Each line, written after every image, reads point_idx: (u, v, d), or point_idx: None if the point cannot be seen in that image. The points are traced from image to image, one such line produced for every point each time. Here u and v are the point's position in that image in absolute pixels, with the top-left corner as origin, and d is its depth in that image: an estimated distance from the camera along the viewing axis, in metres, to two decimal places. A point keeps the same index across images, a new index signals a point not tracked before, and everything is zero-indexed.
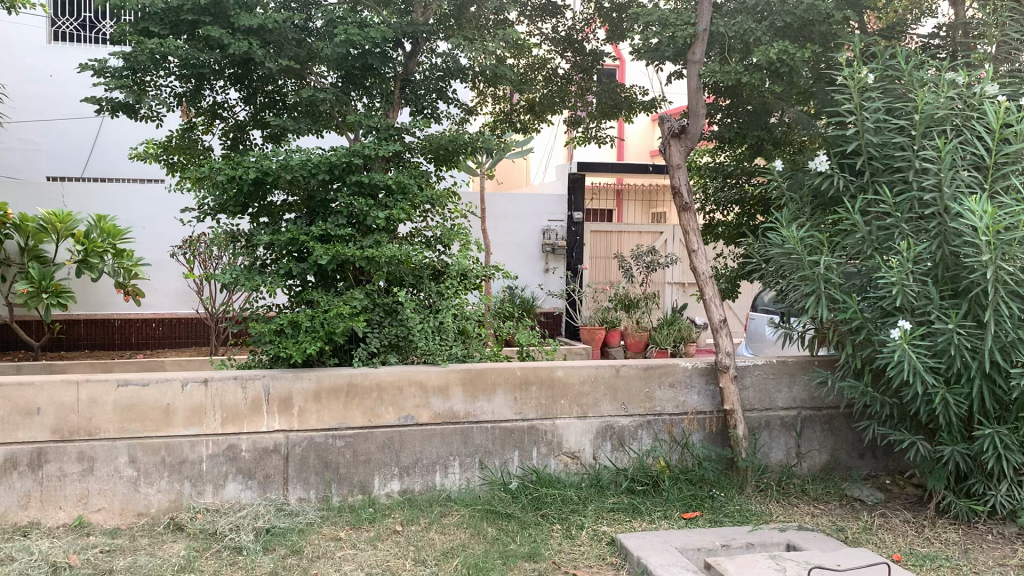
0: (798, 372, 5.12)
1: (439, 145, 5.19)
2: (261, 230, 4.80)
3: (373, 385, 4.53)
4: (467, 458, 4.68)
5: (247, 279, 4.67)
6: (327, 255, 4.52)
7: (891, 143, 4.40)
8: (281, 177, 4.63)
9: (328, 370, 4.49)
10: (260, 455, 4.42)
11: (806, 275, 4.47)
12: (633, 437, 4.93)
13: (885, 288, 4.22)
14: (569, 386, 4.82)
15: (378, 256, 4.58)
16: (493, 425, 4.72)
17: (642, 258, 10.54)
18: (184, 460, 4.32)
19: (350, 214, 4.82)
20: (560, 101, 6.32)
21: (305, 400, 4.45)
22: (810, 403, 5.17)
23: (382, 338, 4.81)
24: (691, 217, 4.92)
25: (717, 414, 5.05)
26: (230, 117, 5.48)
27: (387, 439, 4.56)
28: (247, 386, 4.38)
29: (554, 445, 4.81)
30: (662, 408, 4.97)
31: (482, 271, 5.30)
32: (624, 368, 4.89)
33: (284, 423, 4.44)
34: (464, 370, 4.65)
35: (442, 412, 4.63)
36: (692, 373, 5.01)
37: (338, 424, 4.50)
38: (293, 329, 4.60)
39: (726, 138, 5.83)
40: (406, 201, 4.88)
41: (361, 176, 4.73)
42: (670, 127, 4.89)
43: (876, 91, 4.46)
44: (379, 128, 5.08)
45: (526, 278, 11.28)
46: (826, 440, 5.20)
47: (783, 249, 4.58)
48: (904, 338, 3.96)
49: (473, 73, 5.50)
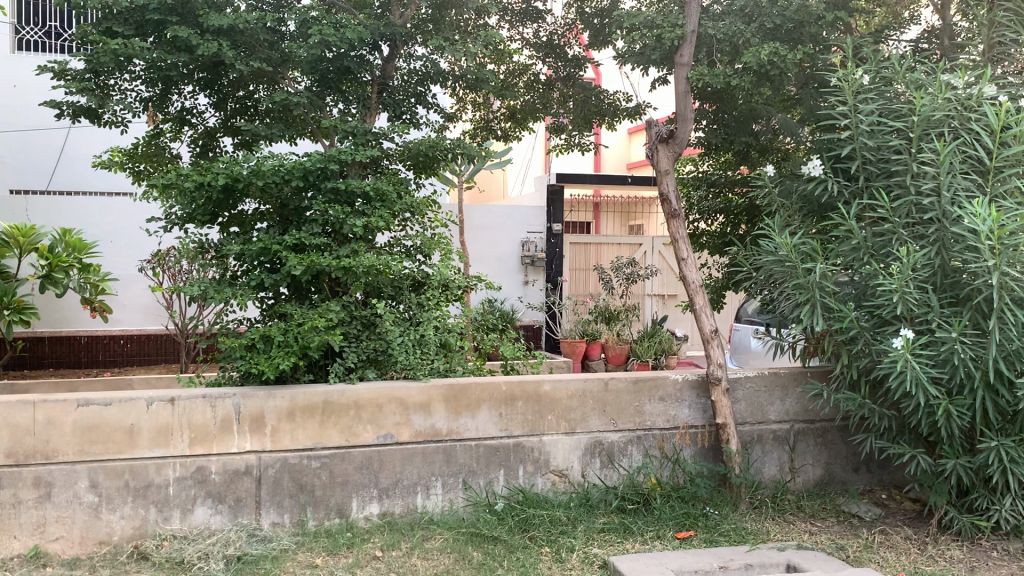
0: (790, 385, 4.97)
1: (418, 151, 5.00)
2: (231, 240, 4.57)
3: (351, 403, 4.31)
4: (450, 477, 4.46)
5: (216, 291, 4.43)
6: (301, 265, 4.29)
7: (886, 147, 4.27)
8: (252, 184, 4.40)
9: (303, 388, 4.26)
10: (230, 478, 4.17)
11: (801, 283, 4.31)
12: (622, 454, 4.74)
13: (884, 297, 4.08)
14: (556, 401, 4.62)
15: (355, 267, 4.36)
16: (477, 443, 4.50)
17: (623, 269, 10.38)
18: (149, 484, 4.06)
19: (325, 224, 4.61)
20: (542, 107, 6.16)
21: (278, 419, 4.22)
22: (803, 416, 5.01)
23: (359, 353, 4.57)
24: (680, 224, 4.73)
25: (709, 428, 4.88)
26: (201, 123, 5.27)
27: (365, 459, 4.33)
28: (216, 404, 4.15)
29: (541, 463, 4.61)
30: (652, 423, 4.79)
31: (464, 282, 5.12)
32: (612, 382, 4.70)
33: (256, 444, 4.20)
34: (447, 386, 4.44)
35: (424, 431, 4.42)
36: (683, 386, 4.84)
37: (313, 444, 4.26)
38: (265, 344, 4.37)
39: (713, 144, 5.69)
40: (385, 209, 4.68)
41: (337, 184, 4.52)
42: (658, 131, 4.71)
43: (870, 93, 4.33)
44: (355, 133, 4.89)
45: (506, 290, 11.12)
46: (820, 455, 5.03)
47: (776, 256, 4.42)
48: (906, 348, 3.81)
49: (453, 77, 5.33)
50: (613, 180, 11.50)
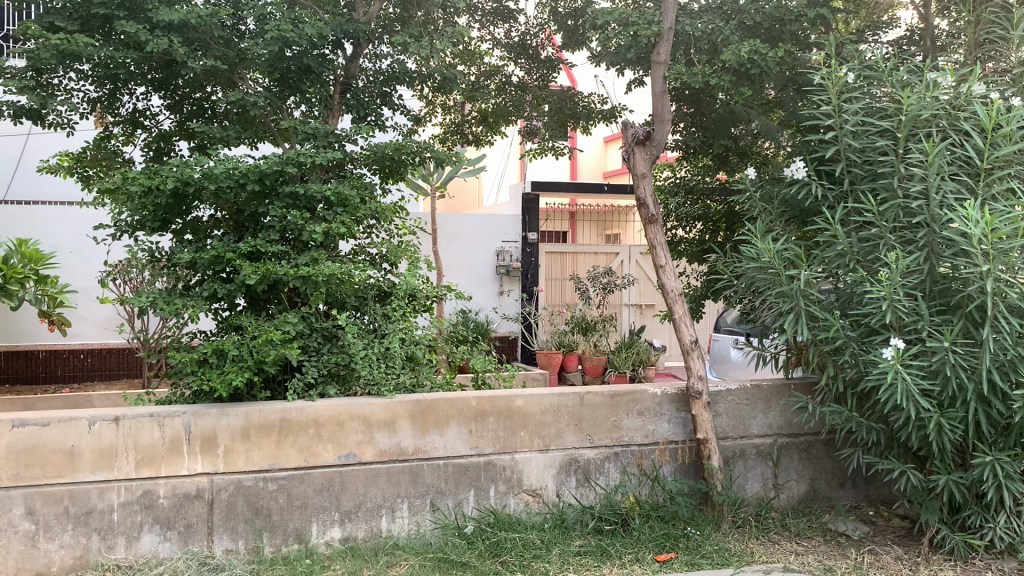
0: (773, 397, 4.77)
1: (383, 154, 4.76)
2: (182, 248, 4.30)
3: (310, 420, 4.05)
4: (417, 499, 4.20)
5: (166, 302, 4.16)
6: (256, 274, 4.03)
7: (872, 148, 4.09)
8: (204, 188, 4.14)
9: (258, 406, 4.00)
10: (180, 503, 3.89)
11: (785, 290, 4.11)
12: (599, 471, 4.50)
13: (872, 305, 3.88)
14: (529, 417, 4.38)
15: (314, 275, 4.11)
16: (446, 462, 4.25)
17: (600, 279, 10.17)
18: (91, 511, 3.77)
19: (284, 231, 4.36)
20: (514, 110, 5.95)
21: (231, 438, 3.95)
22: (786, 430, 4.81)
23: (320, 367, 4.31)
24: (658, 230, 4.51)
25: (689, 444, 4.65)
26: (155, 126, 5.04)
27: (326, 481, 4.07)
28: (165, 423, 3.87)
29: (513, 483, 4.36)
30: (630, 439, 4.56)
31: (432, 291, 4.90)
32: (588, 396, 4.48)
33: (208, 466, 3.92)
34: (413, 403, 4.20)
35: (389, 449, 4.16)
36: (662, 399, 4.61)
37: (269, 465, 4.00)
38: (218, 358, 4.10)
39: (692, 148, 5.50)
40: (348, 215, 4.44)
41: (296, 188, 4.28)
42: (634, 133, 4.47)
43: (855, 92, 4.15)
44: (315, 135, 4.62)
45: (479, 301, 10.88)
46: (804, 470, 4.84)
47: (758, 263, 4.22)
48: (897, 358, 3.62)
49: (421, 77, 5.10)
50: (589, 188, 11.29)
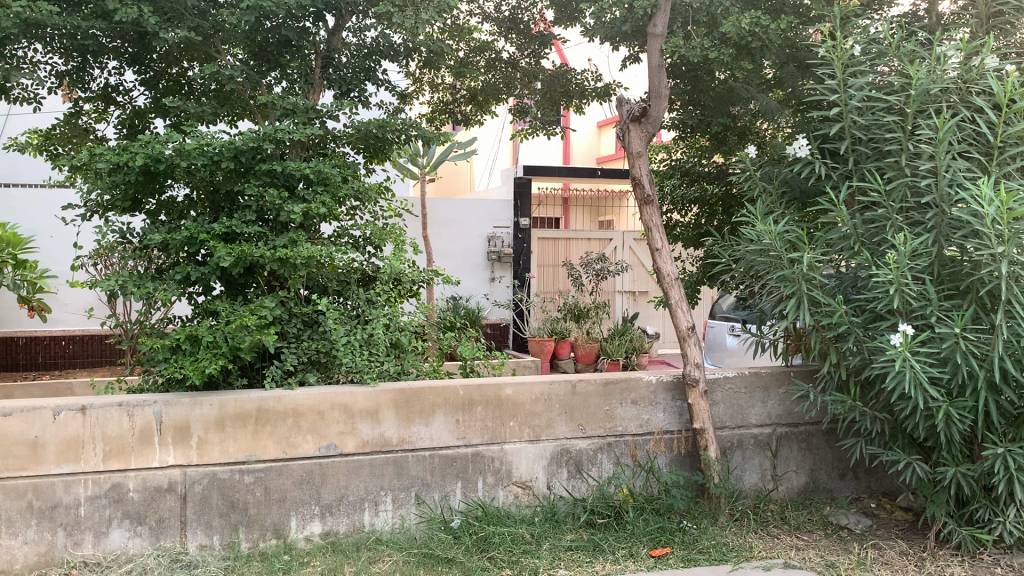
0: (771, 385, 4.59)
1: (367, 131, 4.56)
2: (155, 228, 4.09)
3: (288, 410, 3.85)
4: (401, 492, 4.02)
5: (137, 285, 3.95)
6: (231, 256, 3.82)
7: (879, 125, 3.90)
8: (177, 165, 3.94)
9: (234, 395, 3.80)
10: (152, 496, 3.70)
11: (786, 273, 3.93)
12: (592, 462, 4.32)
13: (878, 289, 3.70)
14: (518, 406, 4.20)
15: (292, 257, 3.90)
16: (431, 453, 4.07)
17: (592, 265, 9.98)
18: (56, 505, 3.58)
19: (261, 211, 4.16)
20: (505, 88, 5.73)
21: (205, 429, 3.76)
22: (785, 420, 4.63)
23: (299, 355, 4.11)
24: (654, 211, 4.32)
25: (686, 434, 4.47)
26: (128, 103, 4.82)
27: (305, 473, 3.88)
28: (134, 413, 3.67)
29: (502, 474, 4.18)
30: (624, 429, 4.37)
31: (418, 276, 4.70)
32: (581, 385, 4.28)
33: (181, 457, 3.73)
34: (397, 392, 4.01)
35: (371, 440, 3.97)
36: (657, 388, 4.43)
37: (245, 457, 3.80)
38: (191, 345, 3.90)
39: (688, 128, 5.31)
40: (328, 194, 4.23)
41: (274, 166, 4.08)
42: (629, 109, 4.26)
43: (861, 66, 3.96)
44: (295, 111, 4.41)
45: (470, 287, 10.69)
46: (804, 461, 4.67)
47: (759, 246, 4.03)
48: (906, 345, 3.43)
49: (407, 51, 4.89)
50: (583, 173, 11.07)
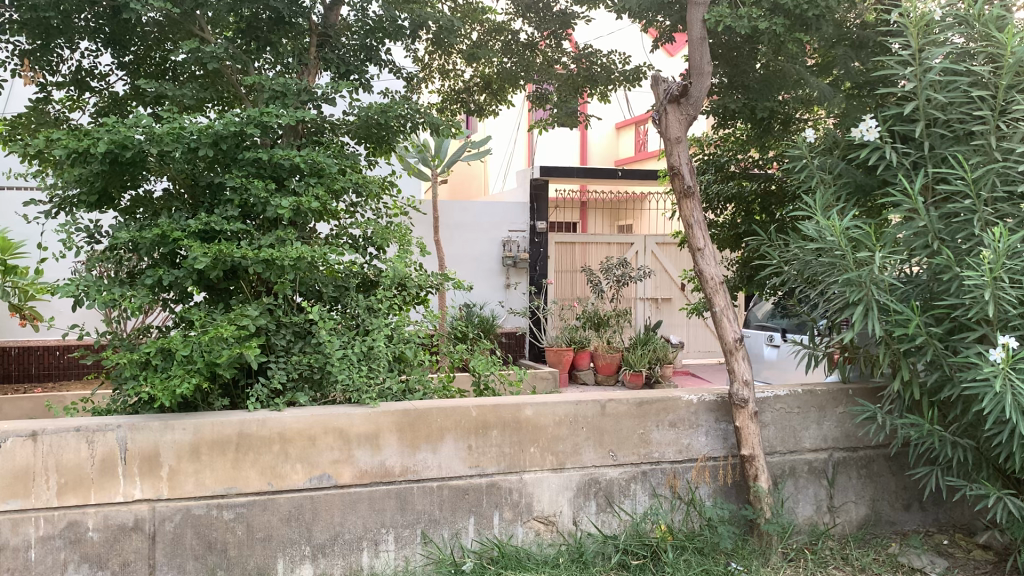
0: (828, 405, 4.04)
1: (368, 118, 4.06)
2: (126, 226, 3.58)
3: (274, 435, 3.33)
4: (404, 530, 3.48)
5: (102, 291, 3.42)
6: (207, 256, 3.29)
7: (961, 102, 3.35)
8: (148, 152, 3.43)
9: (211, 417, 3.28)
10: (114, 536, 3.17)
11: (852, 276, 3.36)
12: (624, 493, 3.77)
13: (967, 294, 3.14)
14: (540, 430, 3.65)
15: (278, 258, 3.38)
16: (439, 484, 3.52)
17: (613, 270, 9.44)
18: (2, 548, 3.06)
19: (244, 207, 3.66)
20: (523, 75, 5.21)
21: (177, 457, 3.24)
22: (843, 443, 4.07)
23: (288, 371, 3.57)
24: (695, 205, 3.77)
25: (732, 461, 3.91)
26: (105, 88, 4.35)
27: (294, 509, 3.35)
28: (94, 439, 3.15)
29: (522, 508, 3.63)
30: (661, 455, 3.82)
31: (425, 280, 4.19)
32: (611, 405, 3.74)
33: (149, 491, 3.21)
34: (401, 413, 3.48)
35: (370, 470, 3.43)
36: (699, 408, 3.88)
37: (224, 491, 3.28)
38: (164, 360, 3.38)
39: (728, 114, 4.76)
40: (322, 187, 3.73)
41: (258, 154, 3.56)
42: (666, 89, 3.72)
43: (941, 35, 3.41)
44: (286, 94, 3.88)
45: (484, 294, 10.16)
46: (864, 490, 4.10)
47: (820, 244, 3.48)
48: (1007, 361, 2.87)
49: (413, 28, 4.39)
50: (601, 174, 10.50)
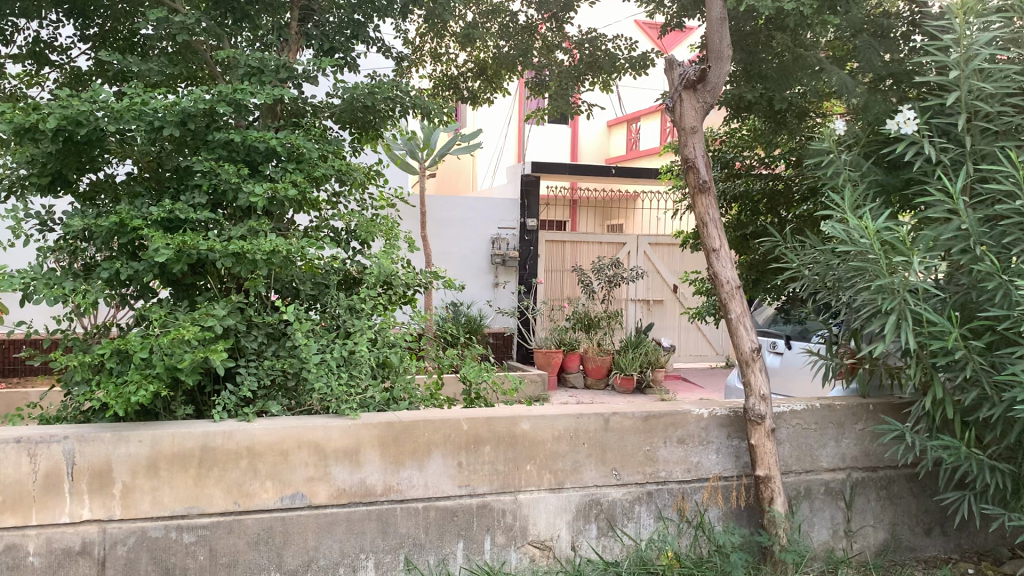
0: (847, 421, 3.73)
1: (354, 100, 3.71)
2: (81, 212, 3.21)
3: (241, 449, 2.98)
4: (386, 555, 3.14)
5: (51, 284, 3.05)
6: (169, 248, 2.93)
7: (1009, 94, 3.05)
8: (105, 130, 3.06)
9: (172, 429, 2.93)
10: (58, 562, 2.81)
11: (884, 283, 3.06)
12: (627, 515, 3.44)
13: (1016, 305, 2.84)
14: (536, 445, 3.32)
15: (249, 252, 3.03)
16: (424, 505, 3.19)
17: (605, 270, 9.13)
18: None
19: (214, 193, 3.30)
20: (522, 59, 4.88)
21: (132, 473, 2.88)
22: (862, 463, 3.77)
23: (259, 377, 3.22)
24: (710, 202, 3.44)
25: (744, 482, 3.59)
26: (66, 63, 3.99)
27: (263, 531, 3.00)
28: (37, 452, 2.79)
29: (516, 532, 3.30)
30: (667, 474, 3.50)
31: (413, 278, 3.84)
32: (615, 419, 3.41)
33: (99, 511, 2.85)
34: (384, 426, 3.14)
35: (349, 489, 3.09)
36: (710, 423, 3.56)
37: (184, 511, 2.93)
38: (121, 363, 3.02)
39: (741, 105, 4.45)
40: (302, 174, 3.38)
41: (230, 134, 3.21)
42: (682, 74, 3.40)
43: (987, 21, 3.10)
44: (263, 71, 3.53)
45: (472, 292, 9.83)
46: (883, 513, 3.79)
47: (849, 247, 3.17)
48: None
49: (406, 4, 4.05)
50: (594, 170, 10.18)
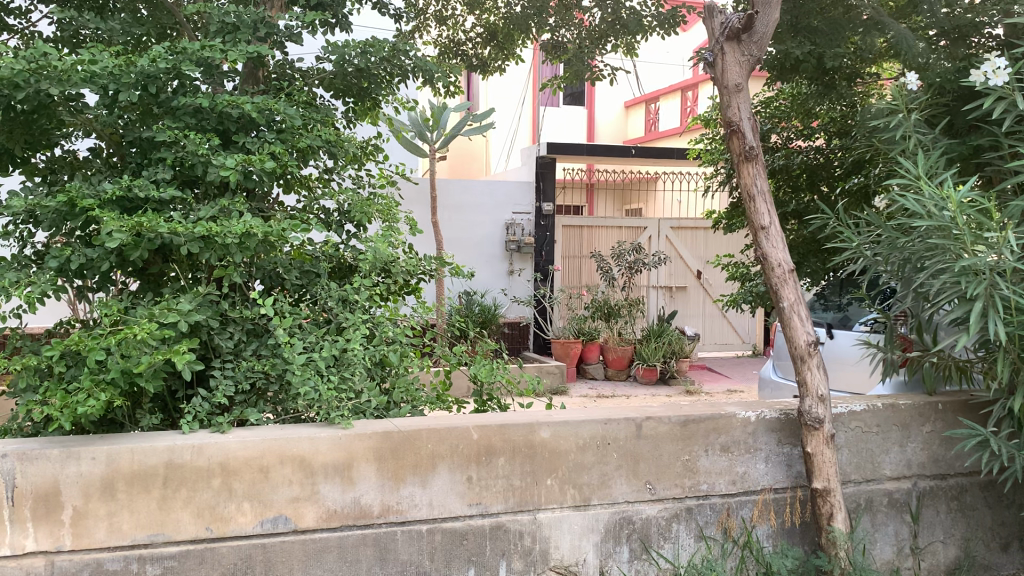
0: (913, 423, 3.26)
1: (346, 62, 3.26)
2: (31, 191, 2.77)
3: (214, 467, 2.54)
4: None
5: None
6: (123, 232, 2.48)
7: None
8: (48, 94, 2.60)
9: (131, 444, 2.50)
10: None
11: (969, 263, 2.57)
12: (665, 534, 2.99)
13: None
14: (558, 456, 2.87)
15: (218, 235, 2.58)
16: (429, 527, 2.74)
17: (626, 255, 8.64)
18: None
19: (181, 168, 2.86)
20: (535, 18, 4.46)
21: (85, 496, 2.45)
22: (930, 470, 3.30)
23: (238, 381, 2.79)
24: (758, 171, 2.98)
25: (798, 494, 3.13)
26: (26, 28, 3.55)
27: (241, 562, 2.57)
28: None
29: (535, 556, 2.85)
30: (709, 487, 3.04)
31: (415, 264, 3.39)
32: (649, 424, 2.96)
33: (44, 542, 2.42)
34: (380, 437, 2.70)
35: (341, 510, 2.66)
36: (757, 428, 3.10)
37: (148, 540, 2.49)
38: (72, 368, 2.58)
39: (785, 65, 3.94)
40: (283, 145, 2.93)
41: (197, 98, 2.76)
42: (724, 22, 2.93)
43: None
44: (239, 28, 3.06)
45: (485, 281, 9.38)
46: (954, 527, 3.32)
47: (926, 222, 2.68)
48: None
49: None
50: (614, 151, 9.68)
